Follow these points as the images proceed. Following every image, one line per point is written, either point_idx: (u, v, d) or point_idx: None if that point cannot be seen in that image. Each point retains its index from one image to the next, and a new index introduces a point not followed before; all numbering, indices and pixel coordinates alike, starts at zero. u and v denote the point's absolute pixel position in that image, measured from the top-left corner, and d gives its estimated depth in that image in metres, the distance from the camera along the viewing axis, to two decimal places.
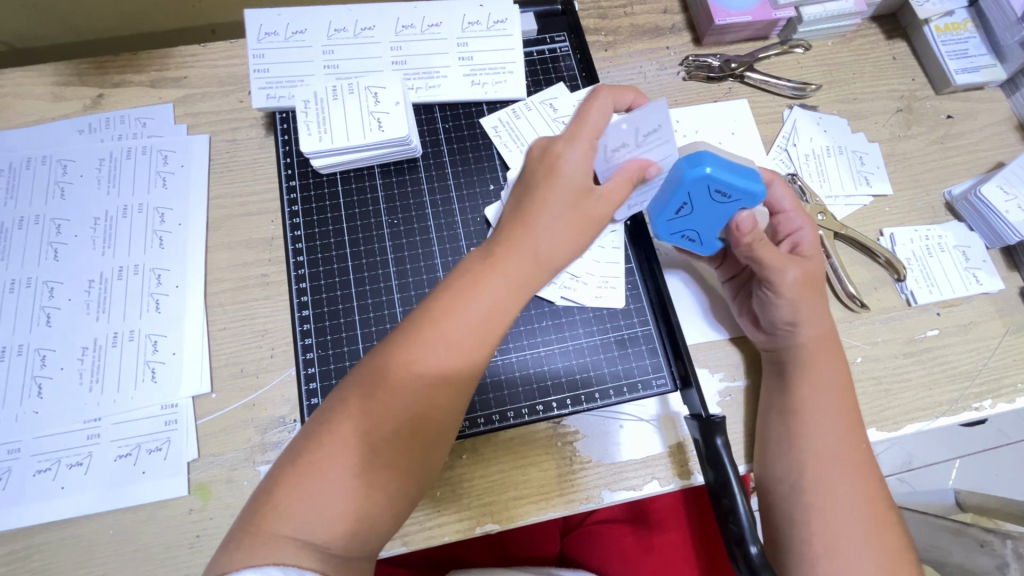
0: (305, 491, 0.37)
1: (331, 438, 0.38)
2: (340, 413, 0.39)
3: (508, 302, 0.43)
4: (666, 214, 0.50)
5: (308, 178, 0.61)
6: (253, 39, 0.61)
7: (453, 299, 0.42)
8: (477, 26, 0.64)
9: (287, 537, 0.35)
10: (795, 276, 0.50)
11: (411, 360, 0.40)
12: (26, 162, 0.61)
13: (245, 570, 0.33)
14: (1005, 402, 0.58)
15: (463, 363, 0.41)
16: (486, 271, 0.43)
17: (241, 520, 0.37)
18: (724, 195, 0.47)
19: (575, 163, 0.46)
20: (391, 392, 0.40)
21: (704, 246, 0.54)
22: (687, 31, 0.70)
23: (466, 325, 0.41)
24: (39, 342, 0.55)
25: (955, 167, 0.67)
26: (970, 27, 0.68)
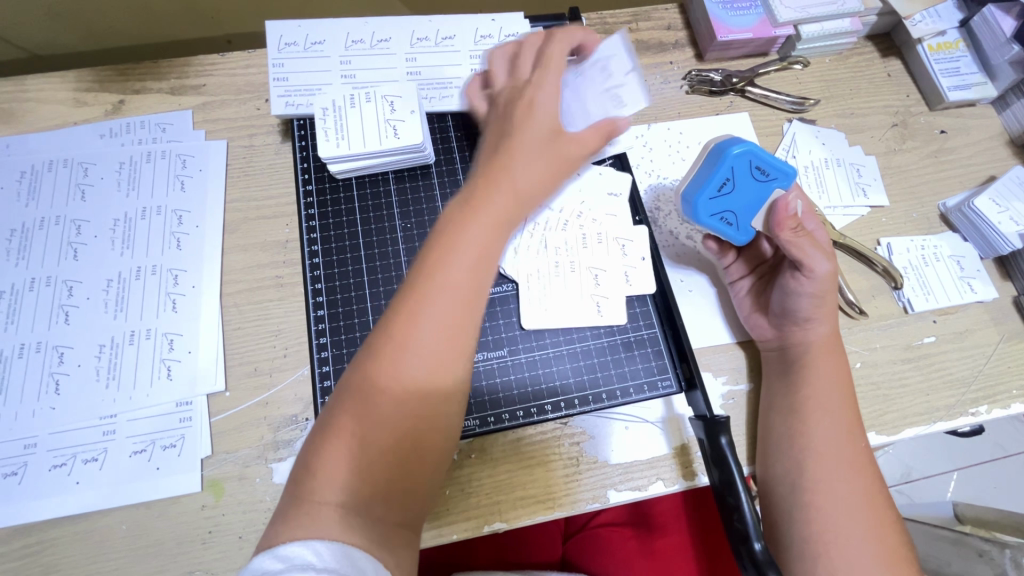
0: (336, 457, 0.38)
1: (356, 405, 0.39)
2: (357, 378, 0.40)
3: (501, 240, 0.44)
4: (709, 190, 0.53)
5: (323, 183, 0.62)
6: (273, 49, 0.64)
7: (452, 243, 0.42)
8: (489, 39, 0.67)
9: (325, 504, 0.37)
10: (829, 268, 0.52)
11: (416, 318, 0.40)
12: (49, 165, 0.62)
13: (291, 544, 0.34)
14: (1000, 408, 0.60)
15: (466, 314, 0.41)
16: (481, 209, 0.44)
17: (287, 497, 0.38)
18: (763, 172, 0.52)
19: (549, 102, 0.49)
20: (398, 357, 0.40)
21: (740, 233, 0.55)
22: (689, 47, 0.73)
23: (467, 267, 0.42)
24: (57, 339, 0.56)
25: (950, 180, 0.69)
26: (961, 46, 0.71)
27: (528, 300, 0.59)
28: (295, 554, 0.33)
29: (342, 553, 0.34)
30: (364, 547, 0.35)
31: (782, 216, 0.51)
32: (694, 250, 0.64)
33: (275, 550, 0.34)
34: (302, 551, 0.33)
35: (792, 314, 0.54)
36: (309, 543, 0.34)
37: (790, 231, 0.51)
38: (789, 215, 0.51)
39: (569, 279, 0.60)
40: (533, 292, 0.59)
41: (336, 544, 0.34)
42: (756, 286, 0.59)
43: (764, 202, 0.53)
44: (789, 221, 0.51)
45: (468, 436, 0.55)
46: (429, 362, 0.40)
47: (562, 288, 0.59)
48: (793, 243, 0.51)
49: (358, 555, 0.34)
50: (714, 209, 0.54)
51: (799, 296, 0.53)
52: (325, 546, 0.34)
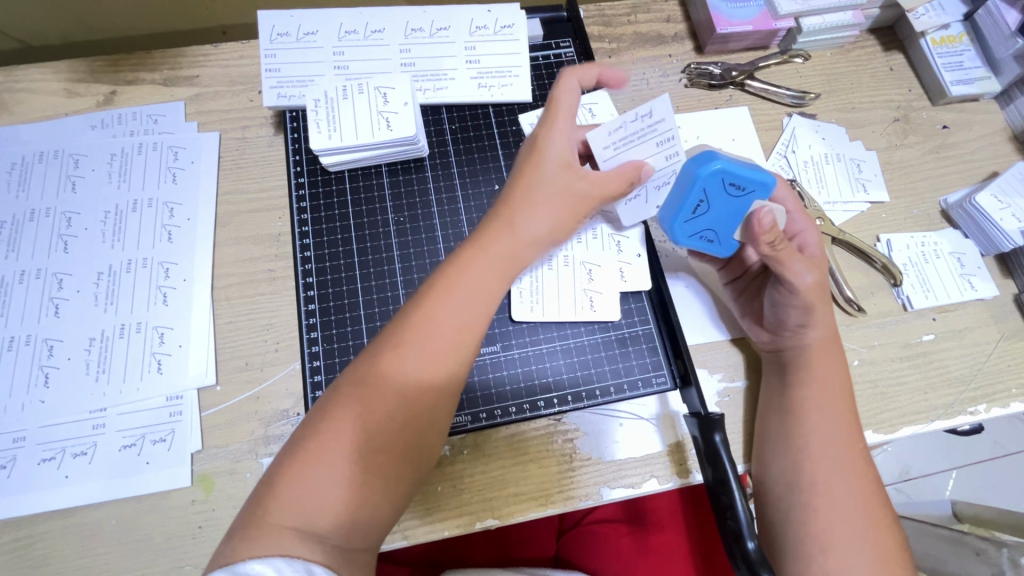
0: (305, 479, 0.38)
1: (328, 429, 0.40)
2: (332, 405, 0.41)
3: (496, 284, 0.47)
4: (683, 213, 0.52)
5: (316, 176, 0.62)
6: (266, 39, 0.63)
7: (442, 285, 0.45)
8: (485, 31, 0.66)
9: (289, 527, 0.37)
10: (812, 279, 0.51)
11: (402, 349, 0.42)
12: (39, 156, 0.62)
13: (252, 562, 0.34)
14: (999, 407, 0.59)
15: (454, 349, 0.44)
16: (475, 253, 0.47)
17: (246, 513, 0.38)
18: (738, 187, 0.50)
19: (557, 146, 0.51)
20: (380, 383, 0.41)
21: (724, 247, 0.54)
22: (689, 40, 0.72)
23: (457, 307, 0.44)
24: (46, 332, 0.56)
25: (951, 176, 0.68)
26: (964, 40, 0.70)
27: (518, 294, 0.58)
28: (255, 572, 0.34)
29: (303, 569, 0.34)
30: (325, 562, 0.36)
31: (758, 230, 0.49)
32: (691, 247, 0.63)
33: (235, 567, 0.34)
34: (262, 567, 0.34)
35: (783, 322, 0.53)
36: (270, 560, 0.34)
37: (768, 245, 0.49)
38: (766, 229, 0.49)
39: (561, 274, 0.59)
40: (523, 285, 0.58)
41: (298, 561, 0.35)
42: (747, 290, 0.58)
43: (742, 216, 0.52)
44: (766, 235, 0.49)
45: (460, 432, 0.54)
46: (410, 388, 0.42)
47: (559, 284, 0.59)
48: (772, 257, 0.49)
49: (320, 570, 0.35)
50: (691, 230, 0.53)
51: (787, 308, 0.52)
52: (286, 563, 0.34)
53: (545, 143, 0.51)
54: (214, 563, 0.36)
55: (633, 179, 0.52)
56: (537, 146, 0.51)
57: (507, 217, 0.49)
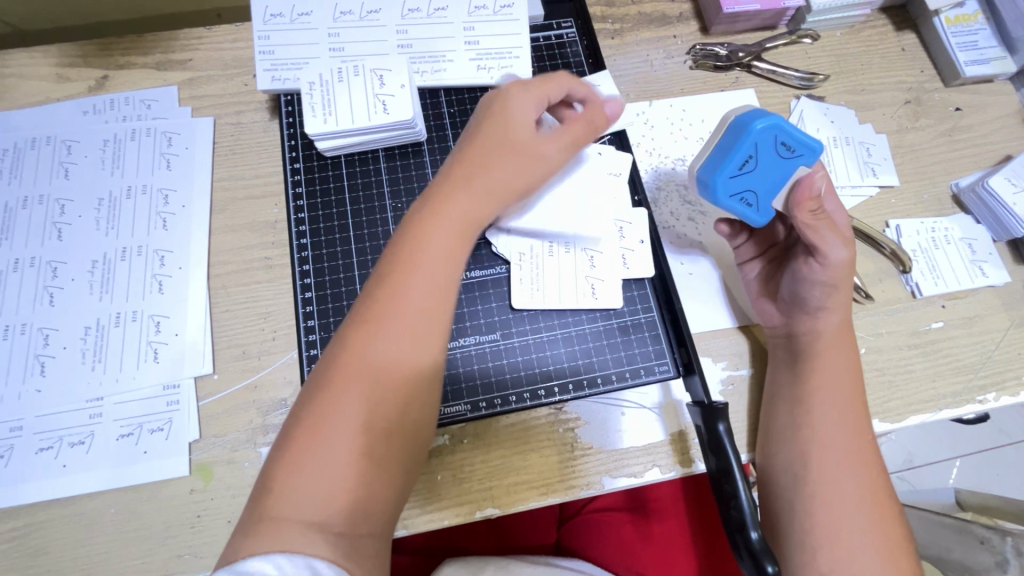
0: (301, 471, 0.37)
1: (316, 420, 0.38)
2: (316, 396, 0.39)
3: (462, 246, 0.44)
4: (729, 168, 0.50)
5: (312, 162, 0.61)
6: (259, 21, 0.61)
7: (411, 253, 0.42)
8: (484, 11, 0.64)
9: (294, 521, 0.35)
10: (845, 255, 0.50)
11: (371, 327, 0.40)
12: (31, 143, 0.61)
13: (255, 559, 0.33)
14: (1009, 395, 0.58)
15: (430, 316, 0.41)
16: (434, 219, 0.43)
17: (250, 506, 0.37)
18: (790, 148, 0.49)
19: (523, 112, 0.48)
20: (359, 363, 0.39)
21: (761, 214, 0.52)
22: (694, 20, 0.70)
23: (422, 276, 0.42)
24: (41, 321, 0.55)
25: (963, 159, 0.66)
26: (980, 19, 0.68)
27: (520, 283, 0.57)
28: (256, 569, 0.33)
29: (304, 565, 0.34)
30: (330, 557, 0.35)
31: (804, 195, 0.49)
32: (697, 234, 0.62)
33: (236, 564, 0.33)
34: (263, 564, 0.33)
35: (802, 301, 0.52)
36: (270, 557, 0.33)
37: (808, 213, 0.49)
38: (811, 195, 0.49)
39: (563, 260, 0.58)
40: (525, 272, 0.57)
41: (298, 556, 0.34)
42: (765, 271, 0.57)
43: (786, 181, 0.50)
44: (809, 201, 0.49)
45: (460, 421, 0.54)
46: (387, 368, 0.39)
47: (559, 272, 0.58)
48: (810, 225, 0.49)
49: (322, 565, 0.34)
50: (734, 188, 0.51)
51: (809, 282, 0.51)
52: (288, 559, 0.34)
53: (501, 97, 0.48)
54: (218, 559, 0.35)
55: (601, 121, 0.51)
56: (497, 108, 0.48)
57: (468, 177, 0.46)
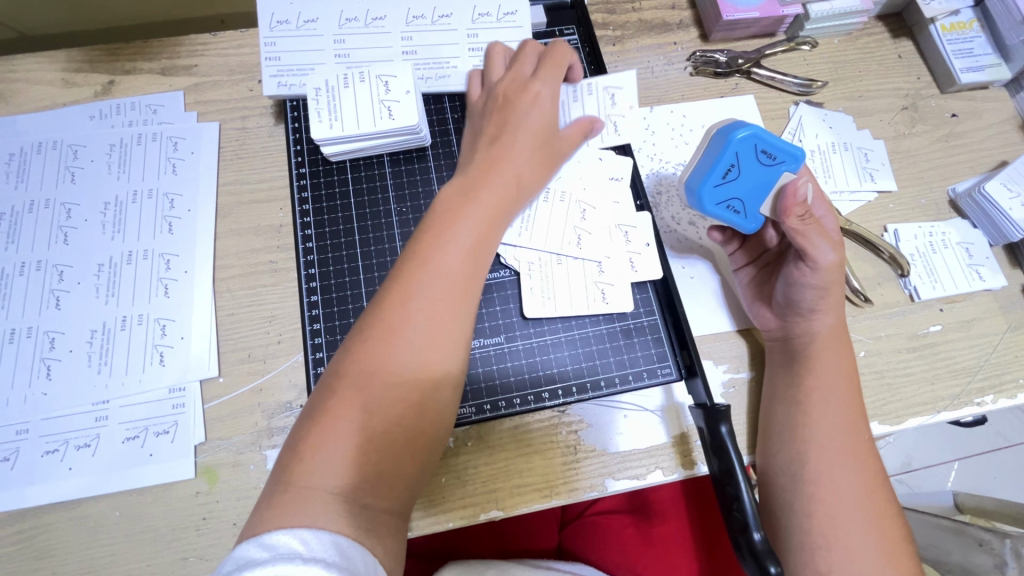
0: (327, 442, 0.38)
1: (345, 390, 0.40)
2: (351, 354, 0.41)
3: (494, 228, 0.47)
4: (714, 178, 0.51)
5: (317, 166, 0.61)
6: (265, 27, 0.62)
7: (440, 231, 0.45)
8: (487, 18, 0.65)
9: (318, 493, 0.36)
10: (835, 258, 0.50)
11: (408, 294, 0.42)
12: (38, 147, 0.61)
13: (278, 533, 0.33)
14: (1006, 398, 0.58)
15: (457, 296, 0.43)
16: (471, 199, 0.46)
17: (272, 483, 0.38)
18: (770, 156, 0.50)
19: (543, 104, 0.52)
20: (388, 336, 0.41)
21: (749, 220, 0.53)
22: (694, 27, 0.71)
23: (460, 249, 0.44)
24: (48, 324, 0.55)
25: (960, 165, 0.67)
26: (975, 26, 0.69)
27: (529, 289, 0.58)
28: (279, 543, 0.33)
29: (329, 542, 0.33)
30: (351, 533, 0.35)
31: (790, 202, 0.49)
32: (697, 238, 0.63)
33: (259, 538, 0.33)
34: (288, 539, 0.33)
35: (796, 305, 0.53)
36: (295, 532, 0.33)
37: (797, 219, 0.49)
38: (797, 202, 0.48)
39: (566, 264, 0.58)
40: (530, 277, 0.58)
41: (323, 533, 0.34)
42: (758, 277, 0.58)
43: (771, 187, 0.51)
44: (798, 207, 0.49)
45: (465, 423, 0.54)
46: (422, 342, 0.42)
47: (561, 276, 0.58)
48: (800, 231, 0.49)
49: (346, 543, 0.34)
50: (719, 196, 0.52)
51: (802, 286, 0.52)
52: (313, 535, 0.33)
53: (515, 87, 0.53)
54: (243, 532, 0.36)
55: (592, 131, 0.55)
56: (517, 93, 0.52)
57: (493, 161, 0.49)
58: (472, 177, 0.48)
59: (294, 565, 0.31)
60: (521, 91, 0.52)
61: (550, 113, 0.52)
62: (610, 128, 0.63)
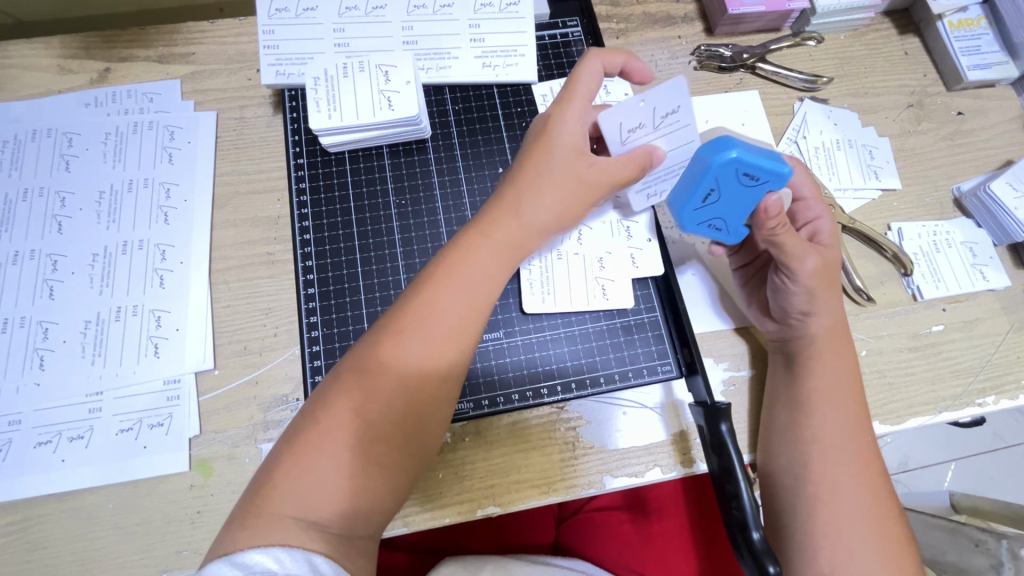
0: (306, 470, 0.37)
1: (328, 420, 0.39)
2: (338, 384, 0.40)
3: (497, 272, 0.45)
4: (693, 202, 0.49)
5: (315, 157, 0.60)
6: (264, 15, 0.61)
7: (444, 268, 0.44)
8: (489, 8, 0.64)
9: (290, 518, 0.36)
10: (813, 265, 0.49)
11: (403, 334, 0.41)
12: (32, 134, 0.60)
13: (250, 553, 0.34)
14: (1008, 399, 0.58)
15: (450, 336, 0.42)
16: (474, 237, 0.46)
17: (246, 499, 0.38)
18: (752, 177, 0.47)
19: (570, 128, 0.49)
20: (378, 373, 0.40)
21: (732, 235, 0.52)
22: (699, 21, 0.70)
23: (460, 297, 0.43)
24: (41, 314, 0.55)
25: (965, 163, 0.66)
26: (982, 23, 0.68)
27: (529, 285, 0.57)
28: (255, 562, 0.33)
29: (303, 559, 0.34)
30: (326, 551, 0.36)
31: (761, 218, 0.47)
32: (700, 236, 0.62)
33: (231, 556, 0.34)
34: (261, 558, 0.34)
35: (788, 310, 0.52)
36: (269, 550, 0.34)
37: (769, 232, 0.47)
38: (772, 216, 0.46)
39: (567, 261, 0.58)
40: (532, 273, 0.57)
41: (297, 551, 0.34)
42: (754, 278, 0.57)
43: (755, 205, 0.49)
44: (772, 220, 0.47)
45: (463, 418, 0.54)
46: (408, 382, 0.40)
47: (562, 272, 0.58)
48: (774, 242, 0.48)
49: (320, 560, 0.35)
50: (700, 218, 0.51)
51: (788, 295, 0.51)
52: (287, 552, 0.34)
53: (558, 122, 0.49)
54: (211, 552, 0.36)
55: (645, 163, 0.49)
56: (550, 128, 0.49)
57: (514, 200, 0.47)
58: (479, 219, 0.47)
59: None
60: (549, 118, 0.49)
61: (592, 160, 0.48)
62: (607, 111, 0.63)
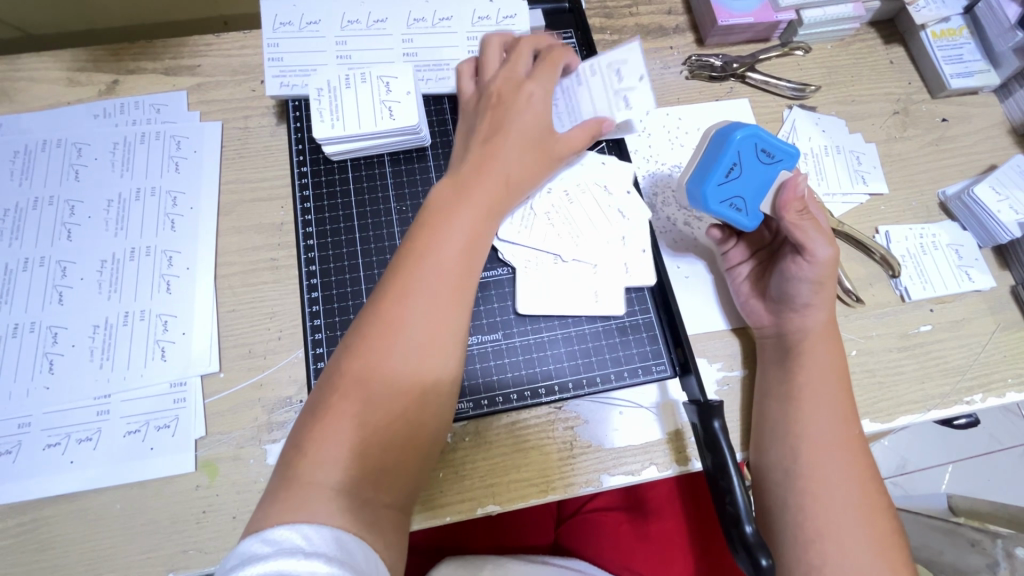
0: (330, 436, 0.39)
1: (346, 389, 0.41)
2: (352, 349, 0.43)
3: (484, 228, 0.48)
4: (717, 176, 0.53)
5: (318, 165, 0.62)
6: (268, 29, 0.63)
7: (436, 231, 0.47)
8: (487, 21, 0.66)
9: (322, 488, 0.38)
10: (830, 254, 0.52)
11: (404, 296, 0.44)
12: (42, 145, 0.62)
13: (280, 528, 0.35)
14: (995, 397, 0.59)
15: (447, 295, 0.45)
16: (457, 197, 0.49)
17: (277, 478, 0.39)
18: (769, 155, 0.53)
19: (528, 94, 0.54)
20: (387, 334, 0.43)
21: (750, 219, 0.54)
22: (690, 32, 0.72)
23: (453, 249, 0.46)
24: (50, 320, 0.56)
25: (950, 168, 0.68)
26: (964, 33, 0.70)
27: (523, 284, 0.58)
28: (283, 539, 0.34)
29: (330, 536, 0.35)
30: (352, 529, 0.37)
31: (789, 197, 0.52)
32: (693, 236, 0.63)
33: (261, 533, 0.34)
34: (289, 534, 0.34)
35: (791, 300, 0.54)
36: (298, 527, 0.35)
37: (795, 214, 0.52)
38: (796, 197, 0.52)
39: (562, 263, 0.59)
40: (525, 273, 0.59)
41: (323, 527, 0.35)
42: (756, 271, 0.59)
43: (771, 185, 0.54)
44: (794, 203, 0.52)
45: (463, 418, 0.55)
46: (416, 341, 0.43)
47: (559, 274, 0.59)
48: (796, 225, 0.52)
49: (346, 538, 0.36)
50: (723, 195, 0.54)
51: (798, 281, 0.53)
52: (313, 530, 0.35)
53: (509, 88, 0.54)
54: (246, 529, 0.37)
55: (597, 130, 0.55)
56: (503, 93, 0.54)
57: (486, 158, 0.51)
58: (460, 180, 0.50)
59: (297, 559, 0.32)
60: (499, 85, 0.55)
61: (545, 121, 0.54)
62: (621, 102, 0.58)
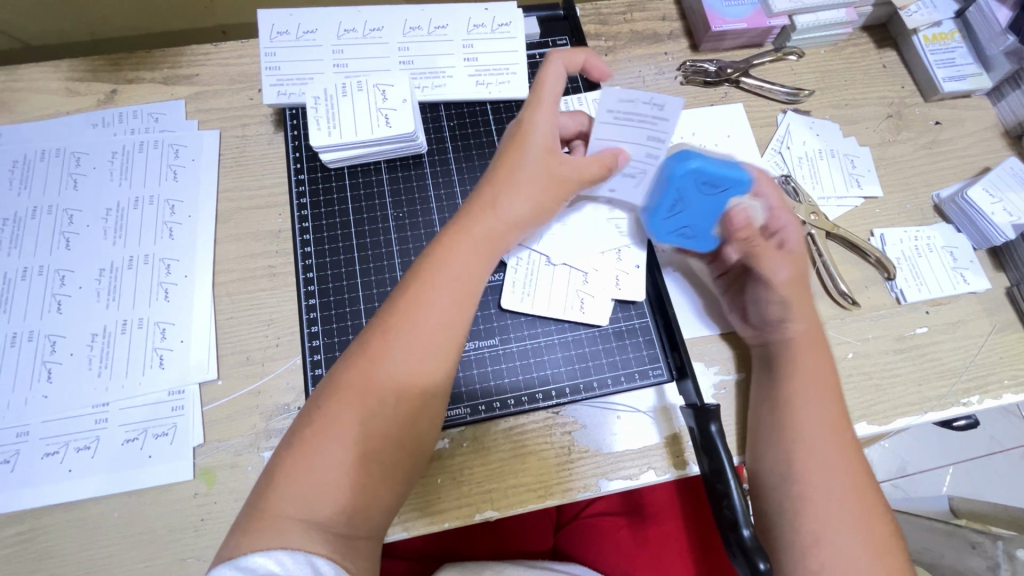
0: (305, 468, 0.39)
1: (324, 421, 0.40)
2: (336, 379, 0.42)
3: (480, 274, 0.47)
4: (661, 210, 0.57)
5: (316, 173, 0.63)
6: (266, 38, 0.64)
7: (430, 271, 0.45)
8: (482, 29, 0.66)
9: (294, 519, 0.37)
10: (785, 276, 0.55)
11: (391, 337, 0.42)
12: (41, 154, 0.62)
13: (255, 556, 0.35)
14: (992, 398, 0.59)
15: (434, 343, 0.43)
16: (457, 239, 0.47)
17: (249, 507, 0.39)
18: (712, 185, 0.54)
19: (543, 126, 0.51)
20: (370, 374, 0.41)
21: (702, 242, 0.58)
22: (684, 38, 0.73)
23: (445, 295, 0.44)
24: (49, 328, 0.56)
25: (944, 171, 0.69)
26: (956, 37, 0.71)
27: (510, 284, 0.59)
28: (258, 565, 0.35)
29: (306, 562, 0.36)
30: (330, 555, 0.37)
31: (732, 228, 0.54)
32: None
33: (237, 560, 0.35)
34: (265, 560, 0.35)
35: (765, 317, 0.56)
36: (272, 553, 0.35)
37: (742, 240, 0.55)
38: (741, 226, 0.54)
39: (558, 269, 0.60)
40: (520, 277, 0.59)
41: (299, 552, 0.36)
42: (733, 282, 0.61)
43: (718, 213, 0.55)
44: (741, 231, 0.54)
45: (460, 424, 0.55)
46: (399, 383, 0.42)
47: (556, 279, 0.59)
48: (746, 250, 0.56)
49: (321, 562, 0.36)
50: (671, 226, 0.58)
51: (765, 302, 0.56)
52: (289, 554, 0.35)
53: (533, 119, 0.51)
54: (217, 557, 0.37)
55: (613, 164, 0.53)
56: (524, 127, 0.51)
57: (492, 201, 0.49)
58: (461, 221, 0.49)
59: None
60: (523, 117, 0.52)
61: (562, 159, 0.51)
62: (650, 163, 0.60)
